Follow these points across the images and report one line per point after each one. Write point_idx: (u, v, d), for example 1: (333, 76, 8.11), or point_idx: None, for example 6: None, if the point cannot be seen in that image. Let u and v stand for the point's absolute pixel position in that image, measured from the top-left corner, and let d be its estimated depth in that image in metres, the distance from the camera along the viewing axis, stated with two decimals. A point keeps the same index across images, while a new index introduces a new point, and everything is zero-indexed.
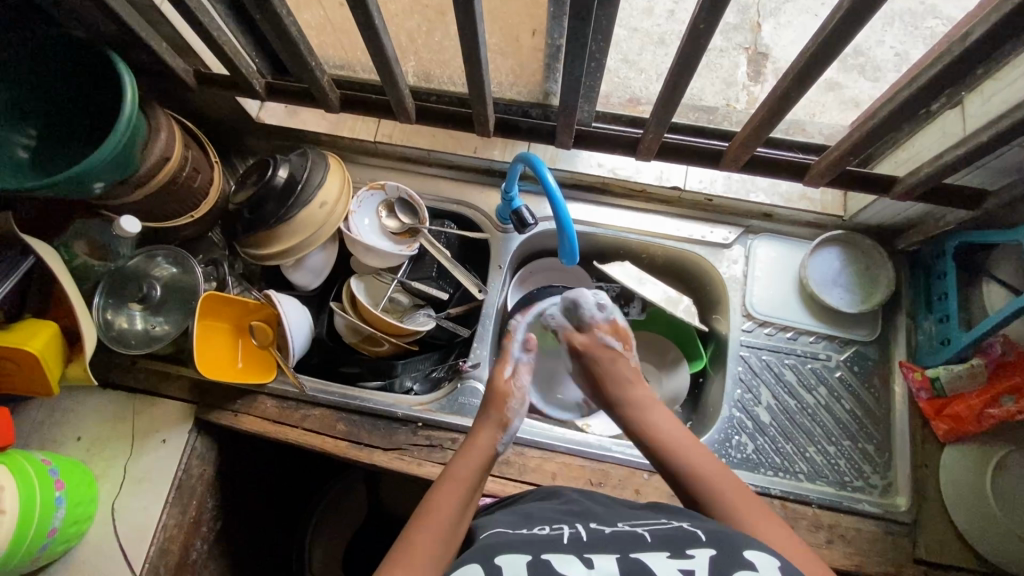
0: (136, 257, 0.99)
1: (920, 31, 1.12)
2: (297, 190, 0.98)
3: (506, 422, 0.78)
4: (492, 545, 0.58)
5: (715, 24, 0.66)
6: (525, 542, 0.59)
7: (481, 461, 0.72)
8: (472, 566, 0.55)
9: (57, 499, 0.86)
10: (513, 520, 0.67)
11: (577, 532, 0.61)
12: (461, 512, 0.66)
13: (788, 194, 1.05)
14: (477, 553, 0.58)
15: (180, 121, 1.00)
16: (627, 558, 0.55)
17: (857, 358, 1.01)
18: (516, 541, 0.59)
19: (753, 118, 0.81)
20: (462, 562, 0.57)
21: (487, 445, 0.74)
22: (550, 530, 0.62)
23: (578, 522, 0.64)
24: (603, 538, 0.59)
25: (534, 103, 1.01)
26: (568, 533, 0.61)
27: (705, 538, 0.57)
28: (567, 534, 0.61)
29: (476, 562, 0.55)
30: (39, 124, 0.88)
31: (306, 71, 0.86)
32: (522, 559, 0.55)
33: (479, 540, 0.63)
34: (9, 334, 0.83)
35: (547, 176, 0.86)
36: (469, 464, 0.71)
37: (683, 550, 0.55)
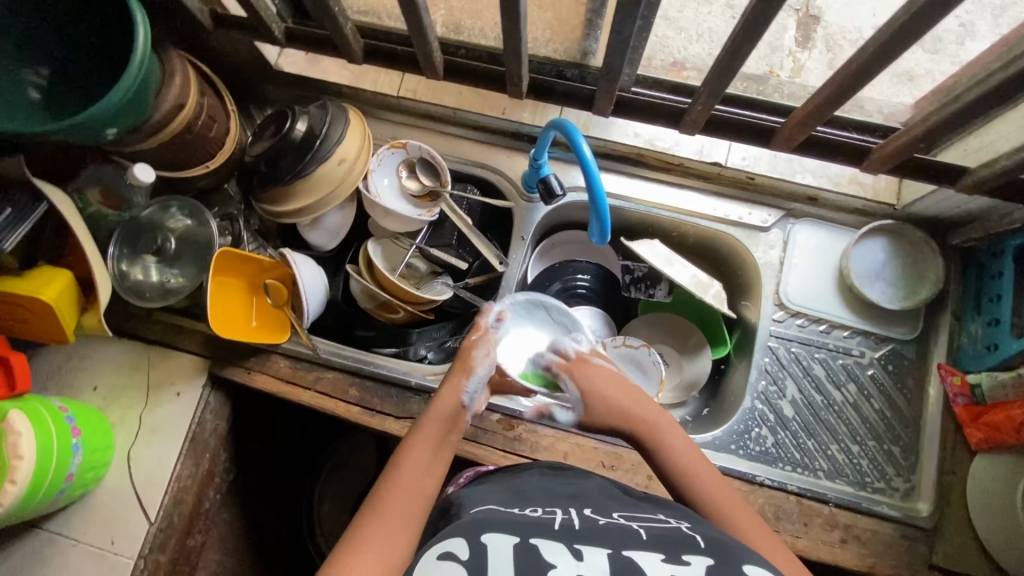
0: (150, 207, 0.97)
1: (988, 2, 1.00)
2: (315, 145, 0.94)
3: (470, 369, 0.73)
4: (480, 520, 0.53)
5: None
6: (514, 522, 0.53)
7: (448, 417, 0.70)
8: (456, 539, 0.50)
9: (74, 446, 0.87)
10: (506, 497, 0.63)
11: (569, 519, 0.56)
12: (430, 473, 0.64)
13: (837, 177, 1.00)
14: (461, 527, 0.53)
15: (196, 66, 0.95)
16: (620, 555, 0.50)
17: (893, 356, 0.96)
18: (504, 520, 0.54)
19: (817, 94, 0.73)
20: (444, 534, 0.52)
21: (454, 396, 0.71)
22: (542, 514, 0.57)
23: (572, 508, 0.59)
24: (596, 527, 0.54)
25: (570, 63, 0.90)
26: (560, 518, 0.56)
27: (704, 545, 0.52)
28: (559, 519, 0.55)
29: (460, 536, 0.51)
30: (50, 62, 0.83)
31: (330, 17, 0.79)
32: (509, 540, 0.50)
33: (466, 515, 0.58)
34: (23, 281, 0.82)
35: (583, 146, 0.79)
36: (435, 424, 0.68)
37: (680, 555, 0.50)
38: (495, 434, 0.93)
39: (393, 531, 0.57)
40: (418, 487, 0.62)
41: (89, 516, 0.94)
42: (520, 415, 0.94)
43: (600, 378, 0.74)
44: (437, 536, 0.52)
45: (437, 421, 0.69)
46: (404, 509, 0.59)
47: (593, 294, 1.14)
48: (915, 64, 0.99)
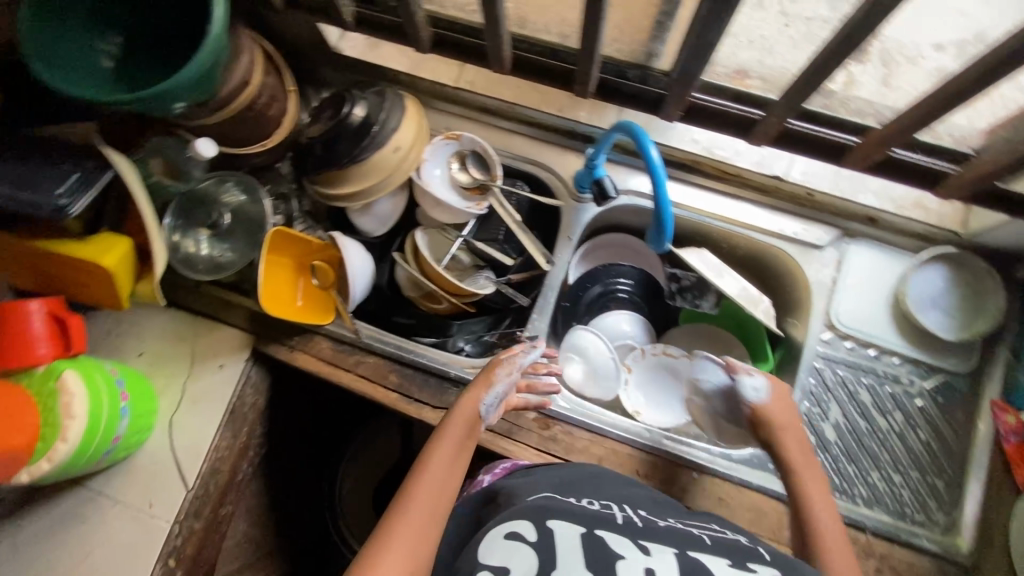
0: (207, 181, 0.98)
1: None
2: (372, 132, 0.94)
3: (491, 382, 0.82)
4: (546, 506, 0.60)
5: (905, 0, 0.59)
6: (578, 512, 0.60)
7: (468, 423, 0.77)
8: (525, 521, 0.57)
9: (122, 409, 0.89)
10: (558, 487, 0.70)
11: (628, 516, 0.62)
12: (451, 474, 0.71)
13: (900, 200, 0.98)
14: (529, 510, 0.60)
15: (261, 44, 0.95)
16: (684, 555, 0.55)
17: (943, 388, 0.93)
18: (570, 511, 0.60)
19: (904, 114, 0.71)
20: (516, 516, 0.59)
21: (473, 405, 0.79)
22: (601, 509, 0.63)
23: (628, 507, 0.65)
24: (657, 527, 0.60)
25: (632, 63, 0.91)
26: (619, 515, 0.62)
27: (769, 558, 0.57)
28: (618, 515, 0.62)
29: (528, 519, 0.58)
30: (124, 32, 0.84)
31: (405, 5, 0.79)
32: (576, 528, 0.57)
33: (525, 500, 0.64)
34: (85, 246, 0.83)
35: (652, 151, 0.78)
36: (456, 428, 0.76)
37: (746, 563, 0.55)
38: (530, 432, 0.93)
39: (415, 536, 0.63)
40: (437, 496, 0.67)
41: (130, 478, 0.97)
42: (556, 415, 0.94)
43: (785, 408, 0.82)
44: (505, 517, 0.59)
45: (454, 434, 0.75)
46: (424, 516, 0.65)
47: (635, 299, 1.12)
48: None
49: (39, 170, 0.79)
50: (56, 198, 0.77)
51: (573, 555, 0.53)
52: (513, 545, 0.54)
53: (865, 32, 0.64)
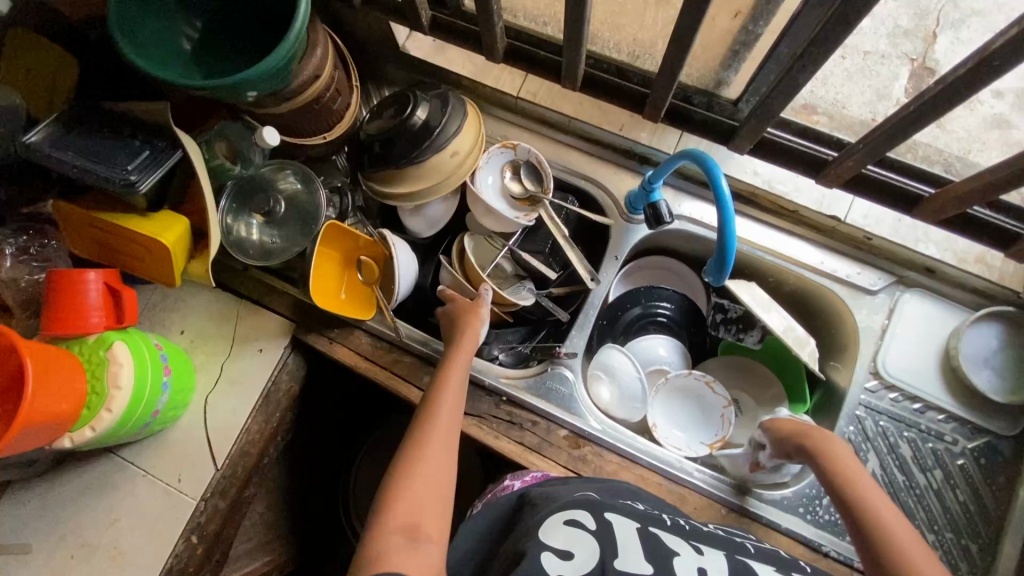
0: (265, 167, 1.00)
1: None
2: (432, 134, 0.94)
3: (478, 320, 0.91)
4: (598, 502, 0.71)
5: (1012, 64, 0.58)
6: (629, 511, 0.71)
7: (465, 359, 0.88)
8: (586, 512, 0.68)
9: (163, 384, 0.91)
10: (605, 483, 0.79)
11: (676, 520, 0.72)
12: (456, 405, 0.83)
13: (962, 254, 0.95)
14: (583, 502, 0.71)
15: (334, 39, 0.97)
16: (734, 560, 0.66)
17: (986, 450, 0.91)
18: (625, 510, 0.71)
19: (988, 172, 0.70)
20: (574, 501, 0.71)
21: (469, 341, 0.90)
22: (647, 510, 0.73)
23: (671, 513, 0.75)
24: (700, 533, 0.71)
25: (700, 89, 0.90)
26: (666, 518, 0.73)
27: (808, 569, 0.69)
28: (665, 518, 0.72)
29: (584, 509, 0.69)
30: (206, 16, 0.86)
31: (487, 15, 0.80)
32: (629, 523, 0.68)
33: (572, 491, 0.74)
34: (148, 222, 0.85)
35: (723, 183, 0.77)
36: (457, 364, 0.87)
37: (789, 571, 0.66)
38: (560, 449, 0.93)
39: (439, 454, 0.76)
40: (449, 420, 0.80)
41: (163, 451, 0.98)
42: (587, 435, 0.94)
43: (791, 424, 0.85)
44: (568, 504, 0.70)
45: (459, 372, 0.86)
46: (444, 438, 0.78)
47: (673, 323, 1.11)
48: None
49: (115, 144, 0.81)
50: (127, 174, 0.79)
51: (631, 543, 0.64)
52: (575, 529, 0.65)
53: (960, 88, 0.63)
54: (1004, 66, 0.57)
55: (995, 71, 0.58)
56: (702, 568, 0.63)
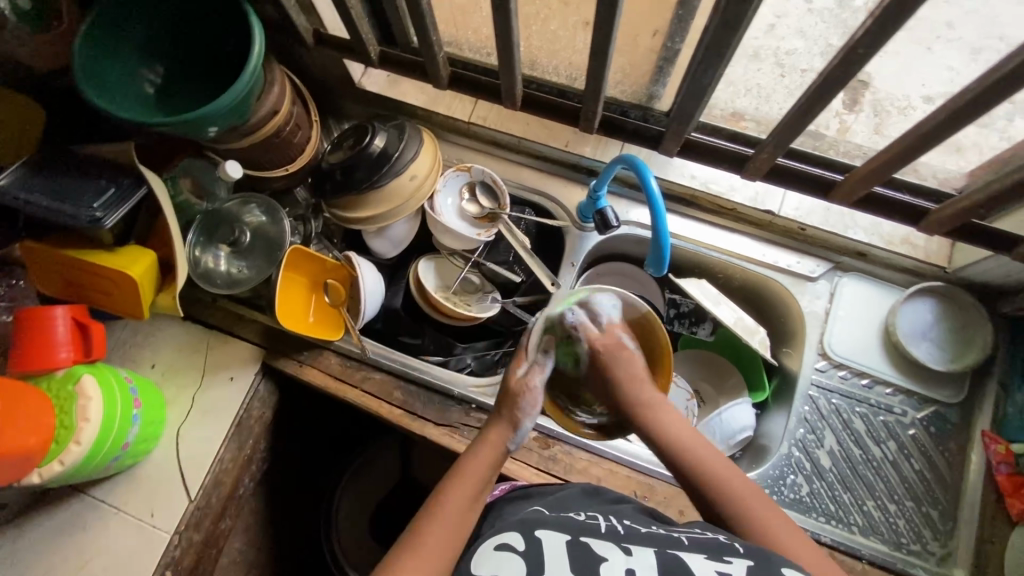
0: (231, 201, 1.04)
1: None
2: (391, 159, 0.99)
3: (517, 422, 0.75)
4: (532, 519, 0.63)
5: (876, 50, 0.63)
6: (563, 523, 0.63)
7: (491, 462, 0.73)
8: (513, 534, 0.61)
9: (134, 416, 0.91)
10: (549, 502, 0.71)
11: (613, 525, 0.64)
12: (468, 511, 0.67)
13: (888, 236, 1.01)
14: (518, 524, 0.63)
15: (291, 78, 1.03)
16: (665, 554, 0.58)
17: (935, 419, 0.96)
18: (557, 522, 0.63)
19: (879, 155, 0.77)
20: (502, 529, 0.63)
21: (497, 446, 0.74)
22: (586, 518, 0.65)
23: (613, 517, 0.67)
24: (638, 534, 0.63)
25: (635, 104, 0.96)
26: (603, 523, 0.65)
27: (744, 550, 0.59)
28: (603, 524, 0.64)
29: (515, 531, 0.61)
30: (167, 63, 0.92)
31: (427, 46, 0.87)
32: (561, 537, 0.60)
33: (513, 516, 0.67)
34: (115, 256, 0.88)
35: (651, 182, 0.84)
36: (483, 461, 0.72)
37: (722, 556, 0.58)
38: (530, 451, 0.95)
39: (449, 530, 0.64)
40: (473, 495, 0.69)
41: (134, 487, 0.98)
42: (557, 435, 0.96)
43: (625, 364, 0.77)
44: (496, 530, 0.63)
45: (481, 468, 0.71)
46: (460, 509, 0.67)
47: None
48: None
49: (80, 184, 0.85)
50: (93, 211, 0.83)
51: (560, 563, 0.56)
52: (502, 556, 0.57)
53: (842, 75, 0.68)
54: (868, 53, 0.63)
55: (863, 58, 0.65)
56: (630, 570, 0.56)
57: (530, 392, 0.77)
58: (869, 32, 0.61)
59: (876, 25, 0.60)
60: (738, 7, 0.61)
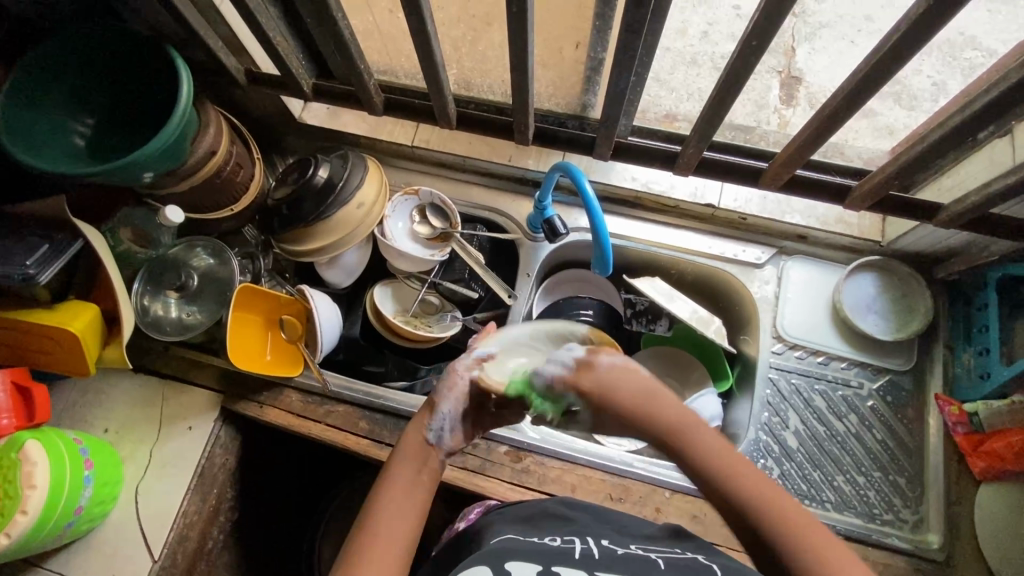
0: (176, 246, 1.03)
1: (959, 62, 1.14)
2: (336, 190, 0.99)
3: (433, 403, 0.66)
4: (501, 551, 0.56)
5: (768, 42, 0.66)
6: (533, 552, 0.57)
7: (418, 457, 0.64)
8: (479, 567, 0.53)
9: (86, 478, 0.87)
10: (523, 527, 0.66)
11: (587, 548, 0.59)
12: (407, 512, 0.59)
13: (824, 217, 1.05)
14: (484, 556, 0.56)
15: (228, 118, 1.03)
16: None
17: (890, 388, 0.98)
18: (526, 551, 0.57)
19: (797, 138, 0.80)
20: (468, 564, 0.55)
21: (419, 438, 0.66)
22: (561, 544, 0.60)
23: (590, 538, 0.63)
24: (615, 558, 0.57)
25: (571, 115, 0.97)
26: (578, 549, 0.59)
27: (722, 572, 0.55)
28: (577, 549, 0.59)
29: (484, 566, 0.53)
30: (98, 114, 0.92)
31: (355, 74, 0.88)
32: (530, 567, 0.54)
33: (488, 544, 0.61)
34: (54, 313, 0.86)
35: (587, 187, 0.87)
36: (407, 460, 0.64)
37: None
38: (502, 466, 0.94)
39: (389, 545, 0.56)
40: (407, 492, 0.61)
41: (92, 553, 0.93)
42: (527, 447, 0.95)
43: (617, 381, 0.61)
44: (461, 567, 0.54)
45: (405, 466, 0.63)
46: (397, 514, 0.59)
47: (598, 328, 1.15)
48: (893, 119, 1.11)
49: (11, 243, 0.83)
50: (26, 267, 0.81)
51: None
52: None
53: (745, 69, 0.71)
54: (761, 44, 0.66)
55: (759, 49, 0.68)
56: None
57: (455, 389, 0.66)
58: (757, 23, 0.64)
59: (762, 17, 0.63)
60: (638, 12, 0.63)
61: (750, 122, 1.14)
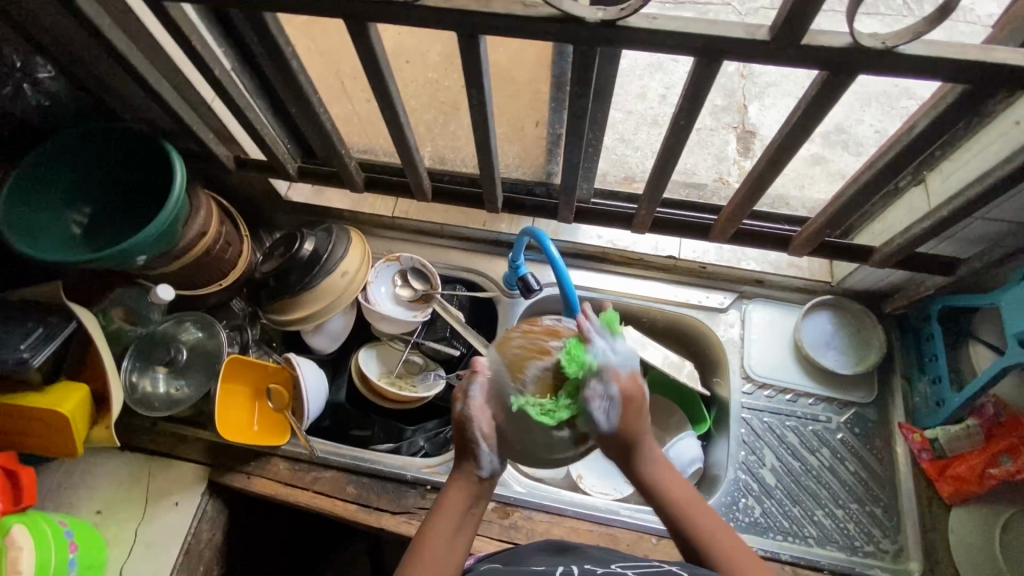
0: (166, 322, 1.07)
1: (897, 110, 1.23)
2: (321, 261, 1.05)
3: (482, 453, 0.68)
4: (492, 570, 0.61)
5: (694, 120, 0.74)
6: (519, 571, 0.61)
7: (465, 499, 0.67)
8: None
9: (70, 561, 0.86)
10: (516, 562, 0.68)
11: (570, 568, 0.62)
12: (451, 551, 0.63)
13: (777, 262, 1.13)
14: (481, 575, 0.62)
15: (218, 200, 1.10)
16: None
17: (857, 420, 1.03)
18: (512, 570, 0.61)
19: (735, 197, 0.88)
20: None
21: (468, 485, 0.68)
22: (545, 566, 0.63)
23: (574, 564, 0.64)
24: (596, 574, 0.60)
25: (537, 182, 1.06)
26: (562, 568, 0.62)
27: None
28: (560, 569, 0.62)
29: None
30: (94, 203, 0.98)
31: (336, 157, 0.97)
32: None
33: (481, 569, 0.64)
34: (44, 395, 0.88)
35: (551, 248, 0.95)
36: (454, 497, 0.67)
37: None
38: (491, 523, 0.95)
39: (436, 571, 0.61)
40: (454, 532, 0.64)
41: None
42: (514, 502, 0.97)
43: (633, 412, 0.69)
44: None
45: (453, 502, 0.66)
46: (443, 554, 0.62)
47: None
48: (844, 164, 1.22)
49: (7, 328, 0.87)
50: (20, 352, 0.85)
51: None
52: None
53: (676, 145, 0.79)
54: (688, 122, 0.74)
55: (687, 126, 0.76)
56: None
57: (480, 418, 0.67)
58: (681, 106, 0.72)
59: (685, 102, 0.71)
60: (580, 100, 0.72)
61: (708, 177, 1.25)
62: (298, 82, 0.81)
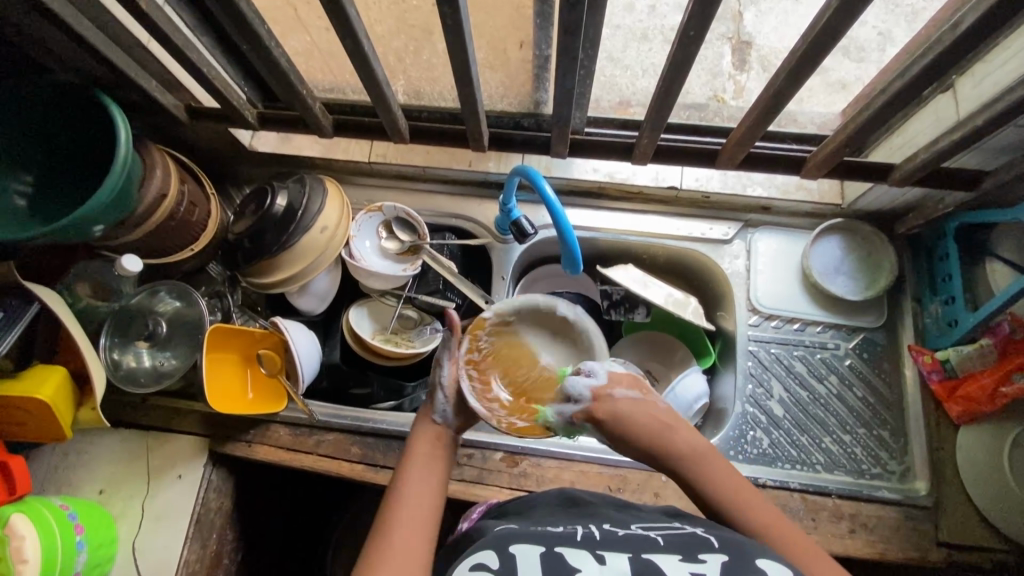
0: (139, 294, 0.99)
1: None
2: (297, 217, 0.97)
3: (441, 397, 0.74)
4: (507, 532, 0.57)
5: (705, 30, 0.65)
6: (537, 533, 0.57)
7: (436, 437, 0.72)
8: (485, 550, 0.54)
9: (78, 543, 0.85)
10: (527, 517, 0.66)
11: (590, 530, 0.59)
12: (428, 484, 0.66)
13: (784, 186, 1.07)
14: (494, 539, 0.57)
15: (176, 156, 0.99)
16: (639, 558, 0.53)
17: (865, 344, 1.01)
18: (528, 532, 0.57)
19: (746, 119, 0.80)
20: (477, 545, 0.56)
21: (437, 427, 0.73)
22: (564, 527, 0.60)
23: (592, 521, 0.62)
24: (616, 536, 0.57)
25: (525, 114, 0.97)
26: (581, 530, 0.59)
27: (719, 544, 0.55)
28: (580, 531, 0.58)
29: (491, 548, 0.54)
30: (36, 170, 0.88)
31: (299, 100, 0.86)
32: (536, 550, 0.54)
33: (493, 531, 0.60)
34: (20, 382, 0.83)
35: (545, 188, 0.88)
36: (427, 438, 0.71)
37: (696, 554, 0.53)
38: (500, 473, 0.95)
39: (419, 503, 0.63)
40: (427, 464, 0.68)
41: None
42: (522, 451, 0.96)
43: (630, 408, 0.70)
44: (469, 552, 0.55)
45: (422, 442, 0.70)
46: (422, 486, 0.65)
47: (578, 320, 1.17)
48: (844, 73, 1.11)
49: None
50: None
51: None
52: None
53: (682, 62, 0.71)
54: (698, 34, 0.66)
55: (696, 39, 0.67)
56: None
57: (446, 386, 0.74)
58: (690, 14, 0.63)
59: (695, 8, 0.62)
60: (573, 14, 0.62)
61: (705, 96, 1.15)
62: (242, 12, 0.70)
